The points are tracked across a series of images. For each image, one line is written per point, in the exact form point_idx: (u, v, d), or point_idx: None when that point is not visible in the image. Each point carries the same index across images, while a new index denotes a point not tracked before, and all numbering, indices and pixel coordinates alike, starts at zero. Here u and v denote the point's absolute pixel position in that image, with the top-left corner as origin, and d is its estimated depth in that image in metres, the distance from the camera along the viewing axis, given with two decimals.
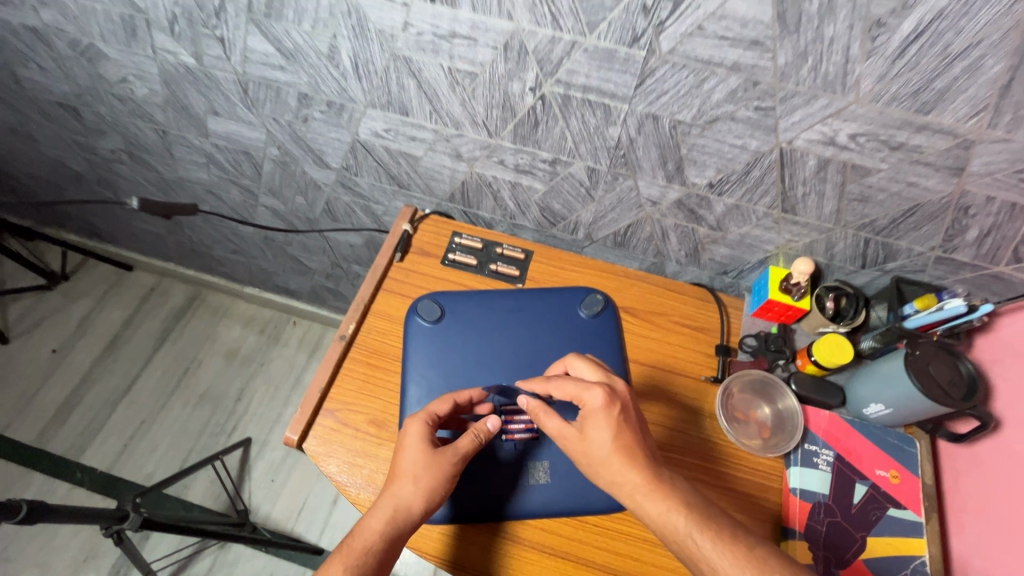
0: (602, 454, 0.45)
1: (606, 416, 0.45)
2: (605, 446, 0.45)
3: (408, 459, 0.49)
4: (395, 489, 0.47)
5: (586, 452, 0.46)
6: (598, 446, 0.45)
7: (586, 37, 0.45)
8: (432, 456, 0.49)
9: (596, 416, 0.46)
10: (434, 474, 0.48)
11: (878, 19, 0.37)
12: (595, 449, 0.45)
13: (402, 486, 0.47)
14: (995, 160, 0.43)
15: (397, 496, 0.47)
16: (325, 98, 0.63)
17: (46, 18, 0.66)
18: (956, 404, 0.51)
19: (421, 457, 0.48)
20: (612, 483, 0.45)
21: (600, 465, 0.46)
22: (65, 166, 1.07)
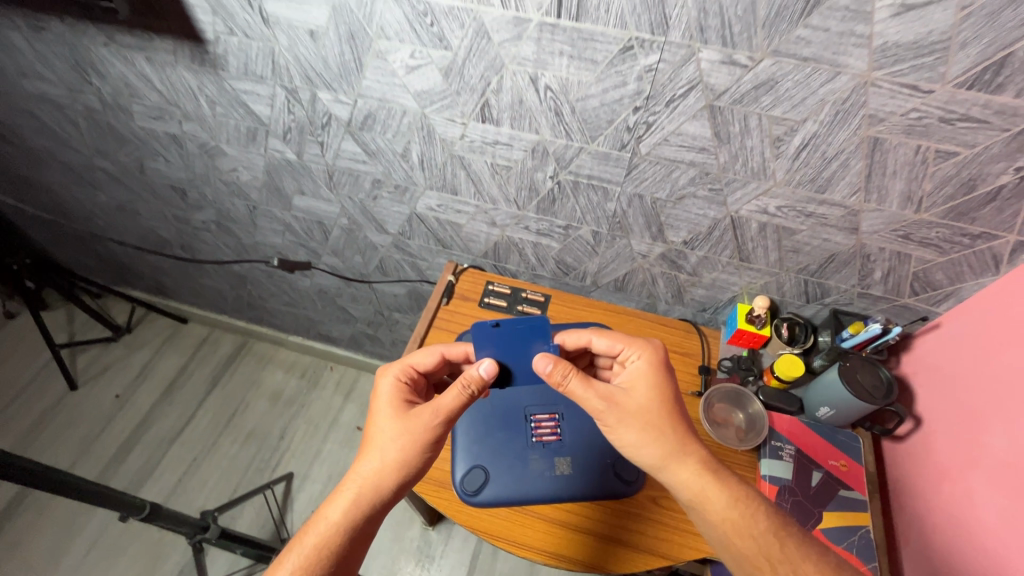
0: (646, 402, 0.60)
1: (657, 373, 0.61)
2: (661, 407, 0.59)
3: (374, 425, 0.60)
4: (359, 467, 0.58)
5: (638, 410, 0.59)
6: (646, 396, 0.60)
7: (589, 144, 0.66)
8: (397, 419, 0.60)
9: (652, 378, 0.61)
10: (398, 439, 0.58)
11: (779, 136, 0.57)
12: (655, 407, 0.59)
13: (367, 461, 0.58)
14: (877, 223, 0.63)
15: (362, 465, 0.58)
16: (394, 182, 0.84)
17: (186, 127, 0.88)
18: (877, 402, 0.68)
19: (386, 421, 0.60)
20: (669, 453, 0.57)
21: (661, 430, 0.58)
22: (155, 234, 1.28)
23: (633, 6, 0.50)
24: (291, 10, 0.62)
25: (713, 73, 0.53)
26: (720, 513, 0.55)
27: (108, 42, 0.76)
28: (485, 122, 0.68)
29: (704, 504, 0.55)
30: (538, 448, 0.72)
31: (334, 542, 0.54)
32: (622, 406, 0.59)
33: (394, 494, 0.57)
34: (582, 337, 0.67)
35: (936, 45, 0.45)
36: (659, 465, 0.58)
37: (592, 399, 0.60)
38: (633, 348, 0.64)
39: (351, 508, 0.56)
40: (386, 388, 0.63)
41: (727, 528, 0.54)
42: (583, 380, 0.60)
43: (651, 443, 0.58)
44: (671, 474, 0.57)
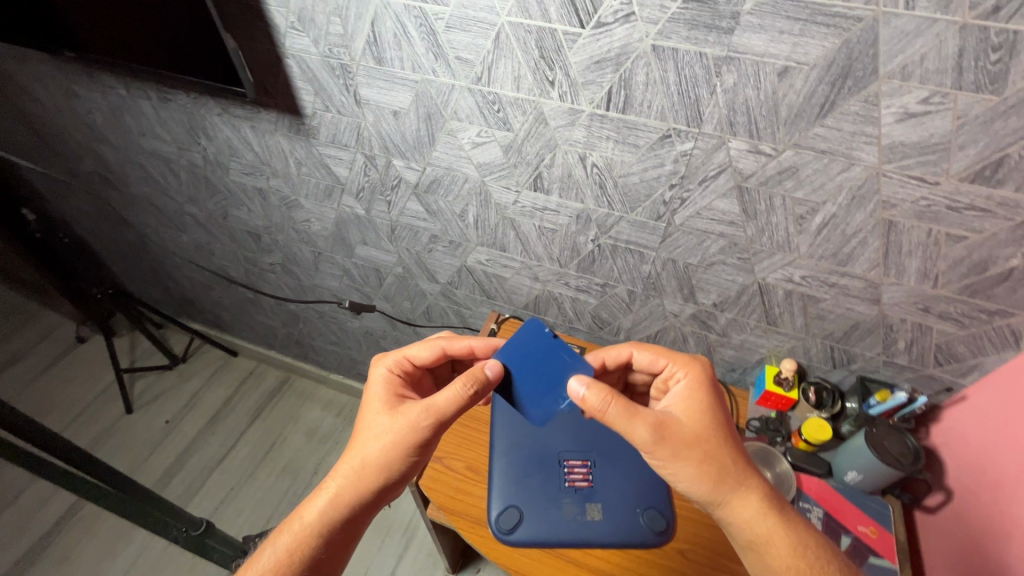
0: (698, 421, 0.60)
1: (707, 400, 0.61)
2: (716, 437, 0.59)
3: (362, 418, 0.63)
4: (341, 467, 0.61)
5: (690, 431, 0.58)
6: (692, 415, 0.60)
7: (629, 214, 0.74)
8: (384, 413, 0.62)
9: (705, 407, 0.61)
10: (381, 441, 0.60)
11: (802, 215, 0.64)
12: (712, 437, 0.59)
13: (349, 459, 0.61)
14: (897, 295, 0.68)
15: (346, 460, 0.61)
16: (449, 238, 0.94)
17: (272, 183, 1.01)
18: (906, 469, 0.70)
19: (373, 413, 0.63)
20: (728, 490, 0.57)
21: (719, 466, 0.57)
22: (223, 273, 1.40)
23: (672, 103, 0.59)
24: (380, 94, 0.74)
25: (742, 159, 0.61)
26: (783, 560, 0.56)
27: (221, 113, 0.91)
28: (538, 191, 0.77)
29: (767, 546, 0.57)
30: (571, 493, 0.76)
31: (314, 535, 0.58)
32: (676, 437, 0.57)
33: (378, 489, 0.60)
34: (623, 351, 0.71)
35: (938, 146, 0.53)
36: (719, 503, 0.58)
37: (641, 427, 0.57)
38: (680, 367, 0.66)
39: (332, 503, 0.59)
40: (377, 381, 0.66)
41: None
42: (625, 409, 0.57)
43: (708, 479, 0.57)
44: (732, 513, 0.58)
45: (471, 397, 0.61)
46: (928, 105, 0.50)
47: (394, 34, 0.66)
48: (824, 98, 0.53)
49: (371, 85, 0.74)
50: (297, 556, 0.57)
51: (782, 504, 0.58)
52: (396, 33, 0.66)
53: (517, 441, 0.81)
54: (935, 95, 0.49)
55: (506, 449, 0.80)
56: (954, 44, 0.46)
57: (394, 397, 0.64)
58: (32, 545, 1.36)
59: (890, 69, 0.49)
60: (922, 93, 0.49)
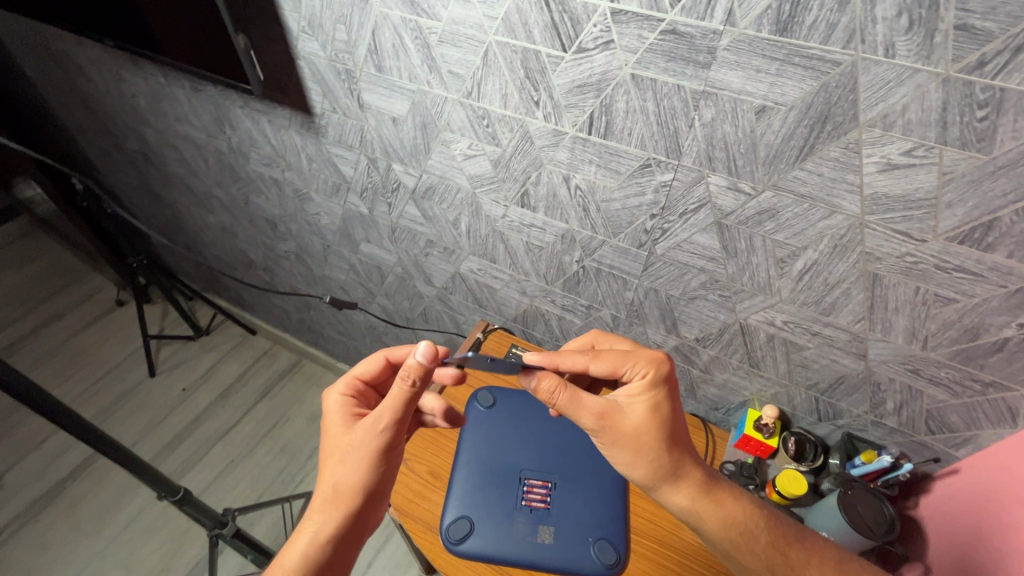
0: (643, 412, 0.58)
1: (655, 389, 0.59)
2: (658, 423, 0.58)
3: (326, 449, 0.60)
4: (314, 507, 0.58)
5: (634, 420, 0.58)
6: (638, 407, 0.58)
7: (611, 239, 0.73)
8: (346, 436, 0.60)
9: (650, 393, 0.58)
10: (347, 465, 0.58)
11: (782, 258, 0.61)
12: (654, 424, 0.58)
13: (320, 494, 0.58)
14: (885, 353, 0.64)
15: (320, 495, 0.58)
16: (444, 244, 0.95)
17: (287, 175, 1.06)
18: (877, 539, 0.65)
19: (336, 441, 0.60)
20: (664, 476, 0.58)
21: (658, 449, 0.57)
22: (245, 255, 1.47)
23: (651, 133, 0.58)
24: (381, 100, 0.77)
25: (721, 196, 0.60)
26: (720, 531, 0.58)
27: (244, 106, 0.96)
28: (525, 208, 0.77)
29: (704, 522, 0.58)
30: (525, 512, 0.76)
31: (302, 571, 0.55)
32: (618, 425, 0.57)
33: (358, 506, 0.58)
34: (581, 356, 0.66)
35: (923, 202, 0.49)
36: (658, 485, 0.58)
37: (585, 416, 0.57)
38: (638, 366, 0.59)
39: (317, 538, 0.57)
40: (334, 410, 0.63)
41: (731, 541, 0.58)
42: (572, 398, 0.57)
43: (644, 464, 0.57)
44: (668, 494, 0.58)
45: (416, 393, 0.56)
46: (911, 158, 0.47)
47: (393, 44, 0.68)
48: (803, 141, 0.51)
49: (372, 91, 0.76)
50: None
51: (714, 480, 0.60)
52: (394, 43, 0.68)
53: (481, 452, 0.81)
54: (919, 148, 0.46)
55: (469, 459, 0.81)
56: (936, 97, 0.43)
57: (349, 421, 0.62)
58: (50, 488, 1.47)
59: (870, 117, 0.47)
60: (905, 145, 0.47)
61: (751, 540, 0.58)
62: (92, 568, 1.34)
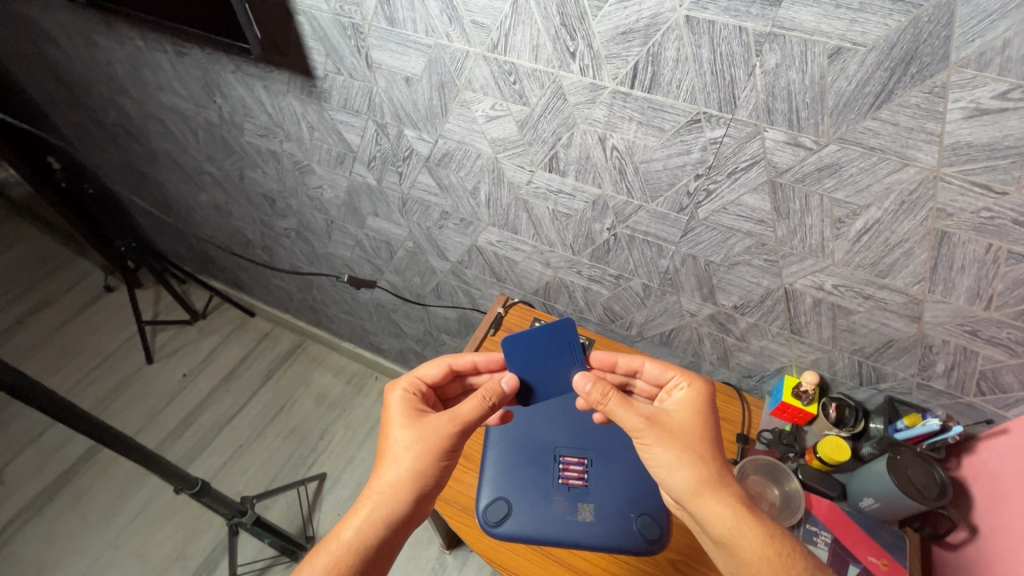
0: (687, 424, 0.60)
1: (699, 404, 0.61)
2: (705, 435, 0.59)
3: (386, 440, 0.61)
4: (373, 487, 0.58)
5: (681, 426, 0.59)
6: (681, 417, 0.60)
7: (648, 204, 0.68)
8: (407, 430, 0.60)
9: (696, 409, 0.61)
10: (412, 453, 0.58)
11: (840, 218, 0.57)
12: (701, 435, 0.59)
13: (383, 477, 0.58)
14: (942, 315, 0.61)
15: (376, 486, 0.58)
16: (460, 215, 0.90)
17: (285, 146, 0.99)
18: (928, 503, 0.64)
19: (396, 434, 0.60)
20: (706, 482, 0.56)
21: (702, 457, 0.57)
22: (241, 234, 1.40)
23: (703, 84, 0.53)
24: (393, 59, 0.70)
25: (778, 152, 0.55)
26: (754, 550, 0.53)
27: (236, 70, 0.88)
28: (553, 172, 0.72)
29: (736, 542, 0.54)
30: (562, 490, 0.73)
31: (347, 561, 0.54)
32: (666, 426, 0.59)
33: (410, 504, 0.58)
34: (635, 360, 0.69)
35: (1012, 150, 0.45)
36: (696, 496, 0.56)
37: (634, 416, 0.59)
38: (684, 377, 0.65)
39: (367, 529, 0.55)
40: (396, 397, 0.64)
41: (762, 566, 0.53)
42: (622, 400, 0.59)
43: (688, 467, 0.56)
44: (706, 505, 0.55)
45: (492, 409, 0.61)
46: (1005, 101, 0.43)
47: None
48: (880, 86, 0.46)
49: (383, 48, 0.69)
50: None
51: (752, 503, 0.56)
52: None
53: (512, 431, 0.79)
54: (1015, 90, 0.42)
55: (500, 439, 0.78)
56: None
57: (411, 413, 0.62)
58: (54, 480, 1.44)
59: (964, 55, 0.42)
60: (999, 87, 0.42)
61: (788, 565, 0.53)
62: (105, 559, 1.32)
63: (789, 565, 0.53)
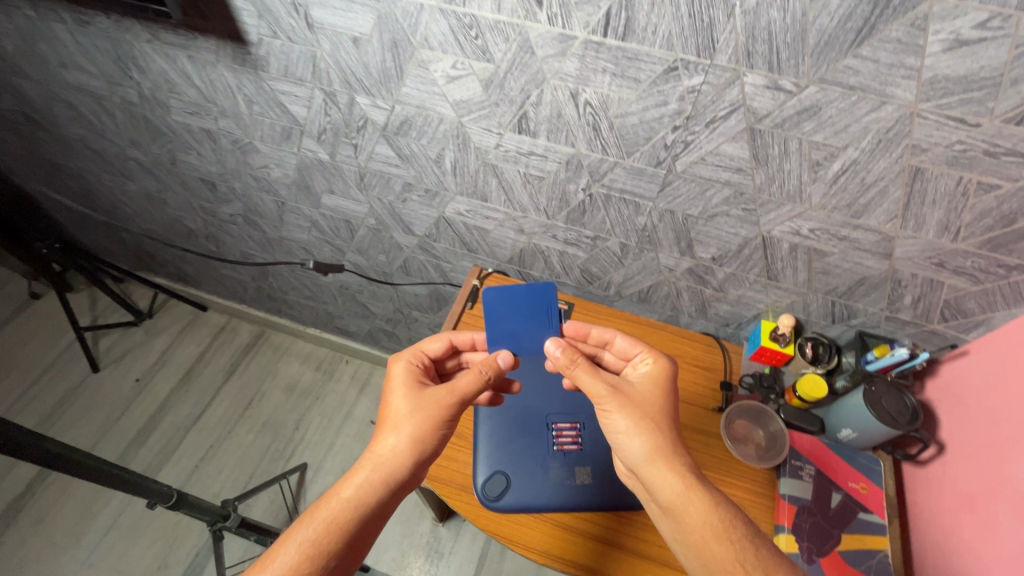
0: (649, 396, 0.58)
1: (665, 376, 0.61)
2: (663, 405, 0.58)
3: (389, 407, 0.59)
4: (376, 449, 0.56)
5: (642, 398, 0.58)
6: (643, 389, 0.59)
7: (624, 160, 0.66)
8: (410, 398, 0.59)
9: (660, 379, 0.60)
10: (415, 421, 0.57)
11: (817, 161, 0.57)
12: (659, 405, 0.58)
13: (385, 440, 0.57)
14: (912, 249, 0.63)
15: (378, 449, 0.56)
16: (424, 186, 0.85)
17: (221, 124, 0.90)
18: (902, 427, 0.68)
19: (400, 402, 0.60)
20: (659, 450, 0.54)
21: (658, 426, 0.55)
22: (181, 224, 1.29)
23: (680, 28, 0.50)
24: (336, 17, 0.63)
25: (757, 97, 0.54)
26: (699, 515, 0.50)
27: (152, 39, 0.78)
28: (522, 133, 0.68)
29: (682, 508, 0.51)
30: (559, 457, 0.74)
31: (344, 520, 0.51)
32: (627, 395, 0.57)
33: (408, 472, 0.56)
34: (606, 333, 0.68)
35: (987, 80, 0.45)
36: (648, 462, 0.54)
37: (596, 384, 0.58)
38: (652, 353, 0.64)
39: (366, 491, 0.54)
40: (399, 367, 0.64)
41: (706, 531, 0.50)
42: (590, 369, 0.59)
43: (643, 434, 0.55)
44: (656, 471, 0.53)
45: (490, 384, 0.61)
46: (984, 30, 0.43)
47: None
48: (862, 21, 0.45)
49: (324, 5, 0.62)
50: (316, 543, 0.49)
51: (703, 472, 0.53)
52: None
53: (502, 405, 0.77)
54: (995, 18, 0.42)
55: (491, 414, 0.76)
56: None
57: (416, 383, 0.61)
58: (6, 507, 1.33)
59: None
60: (980, 16, 0.42)
61: (736, 529, 0.50)
62: None
63: (737, 530, 0.50)
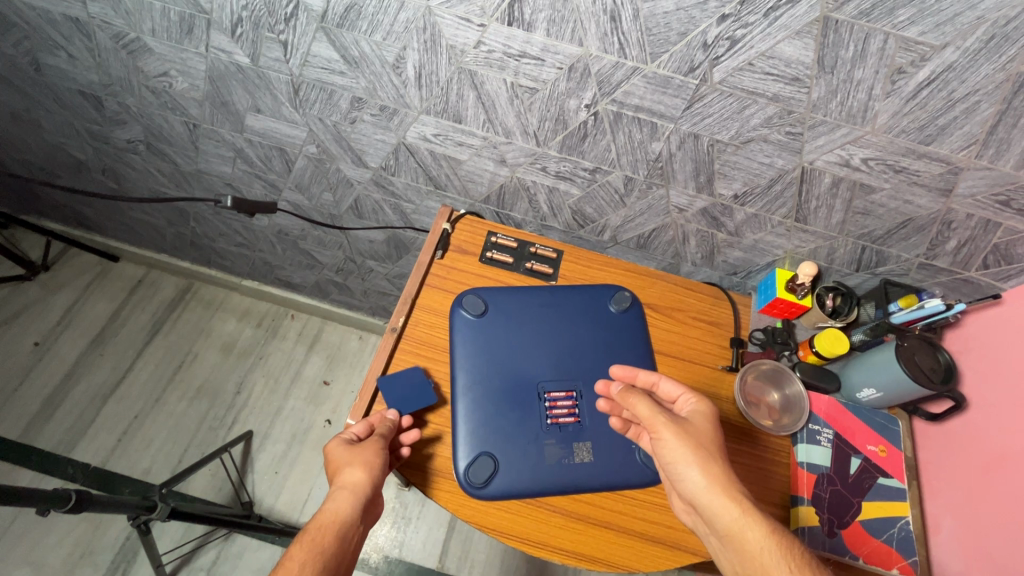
0: (704, 424, 0.53)
1: (717, 410, 0.55)
2: (718, 436, 0.53)
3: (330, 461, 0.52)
4: (343, 479, 0.50)
5: (695, 425, 0.53)
6: (698, 417, 0.54)
7: (646, 65, 0.51)
8: (347, 444, 0.53)
9: (712, 411, 0.55)
10: (370, 452, 0.52)
11: (900, 67, 0.45)
12: (715, 436, 0.52)
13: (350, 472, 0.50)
14: (978, 184, 0.53)
15: (338, 480, 0.50)
16: (379, 102, 0.66)
17: (93, 9, 0.66)
18: (937, 387, 0.61)
19: (339, 452, 0.52)
20: (719, 478, 0.48)
21: (715, 454, 0.50)
22: (65, 154, 1.02)
23: None
24: None
25: None
26: (759, 542, 0.45)
27: None
28: (513, 26, 0.51)
29: (741, 534, 0.45)
30: (555, 432, 0.63)
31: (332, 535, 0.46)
32: (682, 424, 0.52)
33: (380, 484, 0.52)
34: (652, 374, 0.59)
35: None
36: (706, 490, 0.48)
37: (648, 412, 0.53)
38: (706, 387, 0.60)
39: (345, 504, 0.49)
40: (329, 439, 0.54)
41: (766, 560, 0.44)
42: (645, 399, 0.54)
43: (700, 461, 0.49)
44: (715, 498, 0.48)
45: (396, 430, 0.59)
46: None
47: None
48: None
49: None
50: (313, 558, 0.44)
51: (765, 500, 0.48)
52: None
53: (485, 375, 0.65)
54: None
55: (472, 387, 0.64)
56: None
57: (344, 440, 0.54)
58: None
59: None
60: None
61: (798, 557, 0.44)
62: None
63: (800, 559, 0.44)
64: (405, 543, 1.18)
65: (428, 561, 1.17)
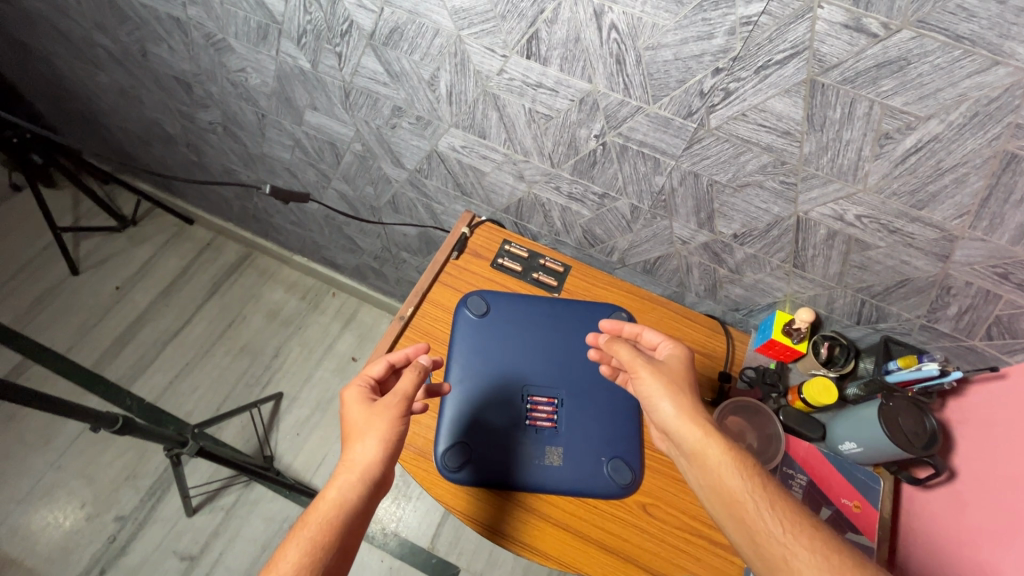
0: (680, 364, 0.56)
1: (693, 353, 0.58)
2: (691, 373, 0.56)
3: (347, 420, 0.55)
4: (350, 456, 0.52)
5: (670, 363, 0.56)
6: (676, 358, 0.57)
7: (649, 105, 0.54)
8: (364, 406, 0.55)
9: (688, 354, 0.58)
10: (380, 424, 0.53)
11: (887, 132, 0.46)
12: (689, 375, 0.55)
13: (356, 450, 0.52)
14: (975, 254, 0.52)
15: (346, 459, 0.51)
16: (415, 113, 0.73)
17: (191, 12, 0.78)
18: (916, 451, 0.60)
19: (354, 415, 0.55)
20: (688, 407, 0.52)
21: (687, 389, 0.53)
22: (160, 127, 1.17)
23: None
24: None
25: (829, 39, 0.42)
26: (719, 459, 0.48)
27: None
28: (531, 59, 0.56)
29: (703, 453, 0.49)
30: (531, 434, 0.67)
31: (332, 525, 0.47)
32: (657, 364, 0.55)
33: (388, 467, 0.52)
34: (636, 326, 0.63)
35: None
36: (676, 418, 0.51)
37: (628, 354, 0.56)
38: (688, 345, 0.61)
39: (349, 491, 0.50)
40: (349, 403, 0.56)
41: (723, 472, 0.48)
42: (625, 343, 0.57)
43: (672, 394, 0.53)
44: (682, 423, 0.51)
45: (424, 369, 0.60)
46: None
47: None
48: None
49: None
50: (309, 557, 0.45)
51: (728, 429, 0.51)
52: None
53: (476, 370, 0.70)
54: None
55: (464, 380, 0.69)
56: None
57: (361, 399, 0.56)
58: None
59: None
60: None
61: (753, 470, 0.48)
62: (46, 481, 1.20)
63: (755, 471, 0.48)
64: (402, 518, 1.26)
65: (421, 539, 1.24)
